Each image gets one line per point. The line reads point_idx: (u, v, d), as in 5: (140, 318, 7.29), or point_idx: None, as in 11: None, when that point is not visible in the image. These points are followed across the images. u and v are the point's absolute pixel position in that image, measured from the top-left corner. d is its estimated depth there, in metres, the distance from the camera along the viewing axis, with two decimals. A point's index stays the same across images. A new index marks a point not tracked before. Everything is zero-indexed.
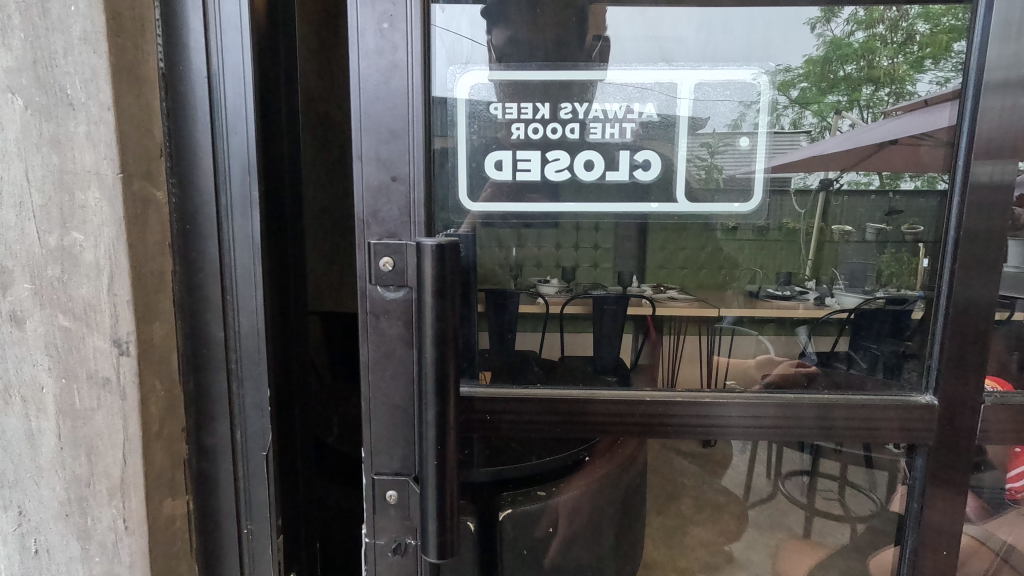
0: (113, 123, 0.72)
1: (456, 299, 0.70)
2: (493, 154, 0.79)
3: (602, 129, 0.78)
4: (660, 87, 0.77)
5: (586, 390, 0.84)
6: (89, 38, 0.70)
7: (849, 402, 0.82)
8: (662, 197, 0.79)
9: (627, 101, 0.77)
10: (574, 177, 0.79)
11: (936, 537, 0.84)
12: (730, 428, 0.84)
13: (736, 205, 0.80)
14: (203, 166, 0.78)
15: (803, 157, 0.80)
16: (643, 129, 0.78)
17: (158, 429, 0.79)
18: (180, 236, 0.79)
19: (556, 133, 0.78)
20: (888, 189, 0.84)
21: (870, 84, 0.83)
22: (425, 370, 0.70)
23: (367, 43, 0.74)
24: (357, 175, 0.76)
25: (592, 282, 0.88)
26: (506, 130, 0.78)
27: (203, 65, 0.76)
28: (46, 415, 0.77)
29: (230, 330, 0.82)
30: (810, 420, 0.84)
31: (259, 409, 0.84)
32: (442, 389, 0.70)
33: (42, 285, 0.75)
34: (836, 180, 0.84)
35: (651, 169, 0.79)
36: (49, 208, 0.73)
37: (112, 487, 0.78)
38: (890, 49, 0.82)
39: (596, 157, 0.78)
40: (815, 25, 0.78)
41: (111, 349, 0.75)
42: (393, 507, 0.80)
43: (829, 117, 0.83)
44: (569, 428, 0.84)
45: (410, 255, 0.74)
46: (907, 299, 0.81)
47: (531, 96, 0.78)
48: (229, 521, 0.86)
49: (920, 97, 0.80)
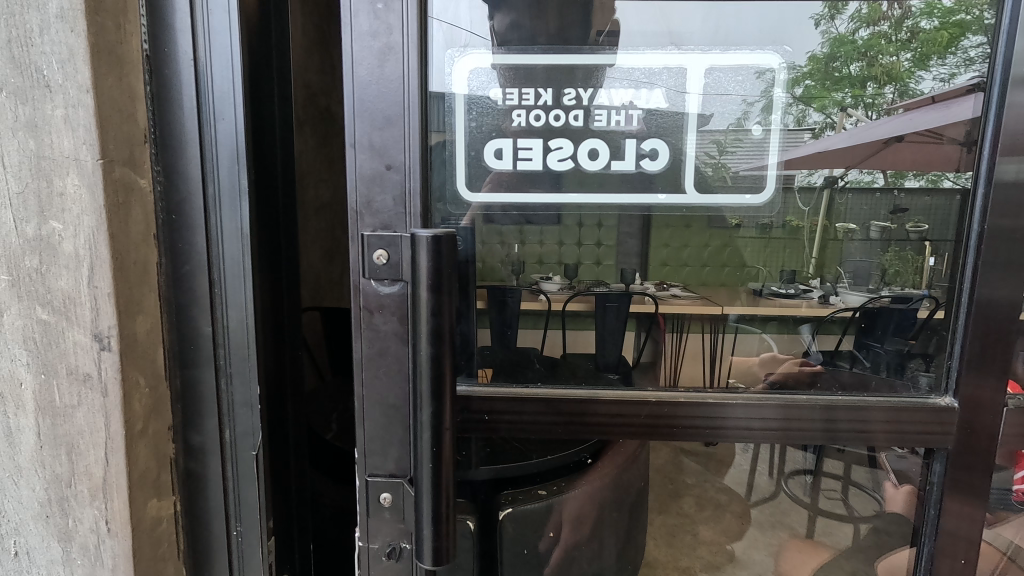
0: (92, 106, 0.70)
1: (454, 292, 0.68)
2: (494, 142, 0.77)
3: (608, 116, 0.76)
4: (668, 72, 0.75)
5: (587, 390, 0.83)
6: (65, 15, 0.68)
7: (852, 403, 0.81)
8: (669, 187, 0.78)
9: (634, 86, 0.75)
10: (577, 167, 0.77)
11: (953, 544, 0.82)
12: (731, 431, 0.83)
13: (747, 197, 0.78)
14: (189, 153, 0.77)
15: (807, 155, 0.77)
16: (649, 118, 0.76)
17: (142, 427, 0.77)
18: (166, 227, 0.78)
19: (559, 120, 0.76)
20: (893, 187, 0.81)
21: (871, 82, 0.80)
22: (420, 367, 0.69)
23: (361, 24, 0.73)
24: (351, 163, 0.75)
25: (594, 278, 0.84)
26: (506, 118, 0.77)
27: (189, 47, 0.75)
28: (25, 412, 0.77)
29: (219, 325, 0.81)
30: (815, 423, 0.82)
31: (248, 407, 0.83)
32: (436, 387, 0.69)
33: (20, 277, 0.74)
34: (841, 177, 0.80)
35: (659, 158, 0.77)
36: (26, 196, 0.72)
37: (93, 487, 0.77)
38: (892, 47, 0.79)
39: (601, 145, 0.77)
40: (820, 21, 0.75)
41: (93, 344, 0.74)
42: (387, 510, 0.78)
43: (834, 113, 0.77)
44: (571, 430, 0.83)
45: (403, 246, 0.73)
46: (911, 297, 0.81)
47: (533, 81, 0.76)
48: (218, 522, 0.85)
49: (926, 94, 0.78)
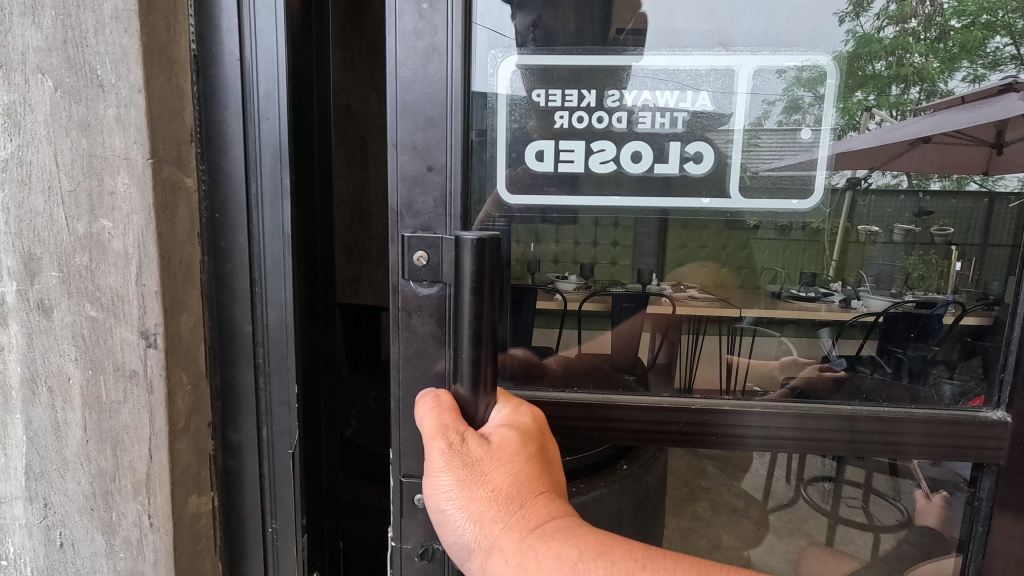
0: (143, 106, 0.71)
1: (495, 297, 0.66)
2: (535, 144, 0.77)
3: (652, 118, 0.75)
4: (715, 73, 0.74)
5: (627, 395, 0.83)
6: (121, 16, 0.70)
7: (877, 413, 0.79)
8: (713, 192, 0.76)
9: (680, 88, 0.74)
10: (619, 170, 0.76)
11: (1002, 566, 0.79)
12: (748, 440, 0.82)
13: (794, 203, 0.76)
14: (232, 152, 0.78)
15: (864, 145, 0.76)
16: (695, 119, 0.75)
17: (184, 424, 0.79)
18: (209, 226, 0.79)
19: (602, 121, 0.76)
20: (916, 190, 0.82)
21: (899, 83, 0.78)
22: (461, 373, 0.66)
23: (406, 24, 0.68)
24: (392, 163, 0.71)
25: (609, 279, 0.90)
26: (548, 119, 0.76)
27: (235, 48, 0.76)
28: (72, 407, 0.78)
29: (260, 323, 0.82)
30: (836, 430, 0.80)
31: (286, 406, 0.85)
32: (475, 389, 0.66)
33: (70, 274, 0.75)
34: (864, 179, 0.78)
35: (704, 161, 0.75)
36: (78, 194, 0.74)
37: (137, 482, 0.78)
38: (921, 45, 0.79)
39: (644, 148, 0.76)
40: (844, 19, 0.73)
41: (139, 341, 0.75)
42: (421, 511, 0.77)
43: (857, 115, 0.75)
44: (601, 432, 0.83)
45: (445, 249, 0.69)
46: (936, 303, 0.85)
47: (578, 81, 0.75)
48: (254, 519, 0.86)
49: (957, 94, 0.78)
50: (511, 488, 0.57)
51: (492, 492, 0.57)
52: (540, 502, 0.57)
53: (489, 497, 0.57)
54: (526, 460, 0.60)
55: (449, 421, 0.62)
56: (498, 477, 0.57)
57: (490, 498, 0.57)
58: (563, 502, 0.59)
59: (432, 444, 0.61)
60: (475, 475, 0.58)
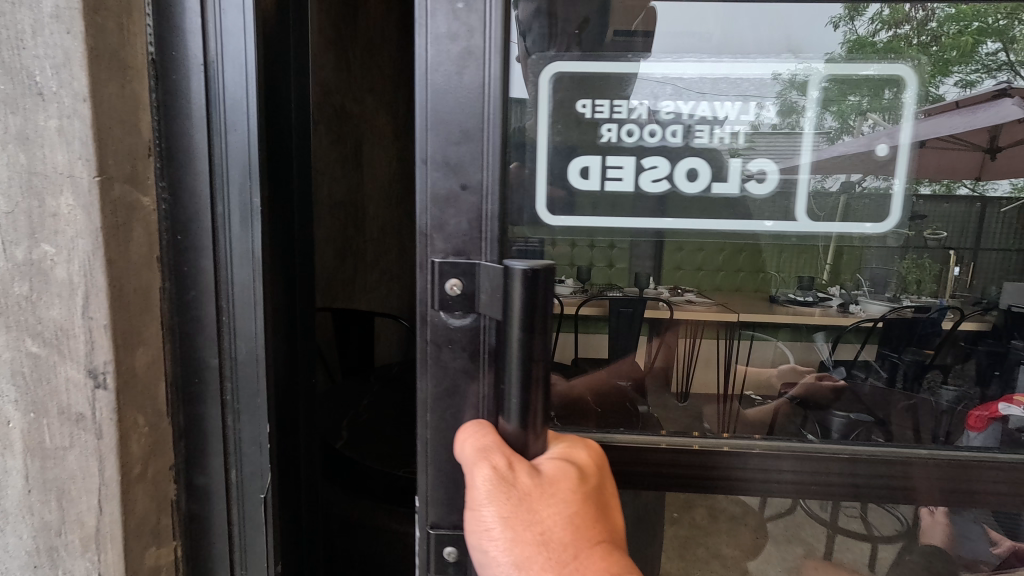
0: (89, 117, 0.67)
1: (549, 334, 0.61)
2: (580, 160, 0.73)
3: (709, 134, 0.72)
4: (778, 81, 0.70)
5: (666, 437, 0.81)
6: (61, 15, 0.66)
7: (880, 456, 0.77)
8: (677, 214, 0.74)
9: (742, 97, 0.71)
10: (670, 188, 0.73)
11: None
12: (751, 486, 0.79)
13: (868, 226, 0.73)
14: (196, 165, 0.75)
15: (860, 149, 0.71)
16: (754, 132, 0.71)
17: (140, 471, 0.75)
18: (171, 247, 0.77)
19: (654, 136, 0.72)
20: (910, 193, 0.72)
21: (891, 87, 0.71)
22: (507, 413, 0.63)
23: (438, 25, 0.67)
24: (420, 178, 0.69)
25: (607, 283, 0.78)
26: (594, 132, 0.72)
27: (199, 53, 0.73)
28: (12, 452, 0.74)
29: (227, 356, 0.80)
30: (843, 483, 0.78)
31: (256, 445, 0.83)
32: (524, 428, 0.61)
33: (8, 304, 0.71)
34: (858, 182, 0.72)
35: (766, 181, 0.72)
36: (16, 216, 0.70)
37: (85, 536, 0.74)
38: (914, 48, 0.70)
39: (700, 166, 0.73)
40: (838, 23, 0.70)
41: (86, 380, 0.71)
42: (452, 567, 0.73)
43: (846, 120, 0.71)
44: (631, 474, 0.80)
45: (481, 278, 0.67)
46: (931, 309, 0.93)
47: (633, 91, 0.72)
48: (223, 565, 0.84)
49: (950, 100, 0.73)
50: (564, 534, 0.54)
51: (541, 534, 0.53)
52: (594, 553, 0.54)
53: (539, 542, 0.53)
54: (580, 504, 0.56)
55: (496, 455, 0.59)
56: (552, 521, 0.54)
57: (540, 544, 0.53)
58: (619, 553, 0.55)
59: (476, 471, 0.57)
60: (523, 512, 0.54)
